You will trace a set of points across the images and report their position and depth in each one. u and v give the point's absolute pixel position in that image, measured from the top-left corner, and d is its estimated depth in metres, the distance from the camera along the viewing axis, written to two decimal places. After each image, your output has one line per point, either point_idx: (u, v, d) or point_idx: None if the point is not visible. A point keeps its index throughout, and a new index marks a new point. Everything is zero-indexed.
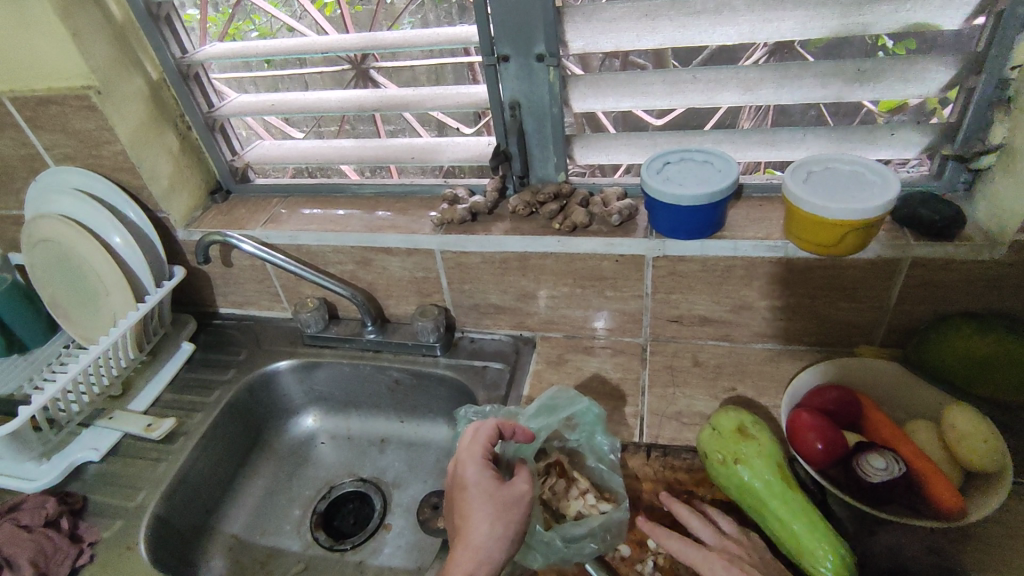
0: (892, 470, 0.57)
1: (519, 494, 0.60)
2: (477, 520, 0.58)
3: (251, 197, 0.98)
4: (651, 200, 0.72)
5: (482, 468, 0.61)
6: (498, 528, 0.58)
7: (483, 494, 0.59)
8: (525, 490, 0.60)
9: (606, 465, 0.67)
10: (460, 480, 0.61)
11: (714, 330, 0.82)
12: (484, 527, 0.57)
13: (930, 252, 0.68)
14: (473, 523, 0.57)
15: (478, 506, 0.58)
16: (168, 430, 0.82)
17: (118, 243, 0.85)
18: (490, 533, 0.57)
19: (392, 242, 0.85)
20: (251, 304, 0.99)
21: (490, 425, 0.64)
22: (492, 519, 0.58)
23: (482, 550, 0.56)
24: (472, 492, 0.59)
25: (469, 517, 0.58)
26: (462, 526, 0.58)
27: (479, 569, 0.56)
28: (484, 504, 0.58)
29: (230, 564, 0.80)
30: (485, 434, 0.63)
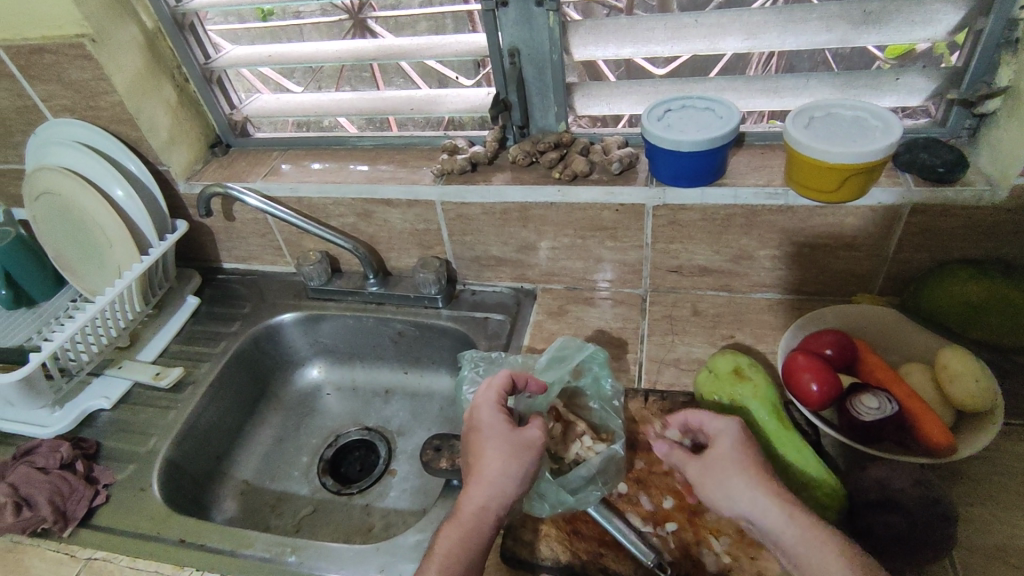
0: (883, 409, 0.58)
1: (532, 438, 0.60)
2: (490, 458, 0.58)
3: (251, 151, 0.98)
4: (652, 146, 0.72)
5: (497, 412, 0.62)
6: (509, 467, 0.58)
7: (495, 435, 0.60)
8: (538, 435, 0.60)
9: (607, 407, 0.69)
10: (475, 423, 0.62)
11: (713, 280, 0.82)
12: (496, 464, 0.58)
13: (931, 198, 0.68)
14: (485, 461, 0.58)
15: (490, 445, 0.59)
16: (177, 378, 0.84)
17: (120, 196, 0.86)
18: (502, 470, 0.58)
19: (392, 194, 0.85)
20: (255, 259, 1.00)
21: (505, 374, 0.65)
22: (504, 458, 0.58)
23: (493, 486, 0.57)
24: (485, 433, 0.60)
25: (482, 455, 0.59)
26: (475, 464, 0.59)
27: (491, 505, 0.57)
28: (496, 443, 0.59)
29: (241, 507, 0.83)
30: (500, 380, 0.64)
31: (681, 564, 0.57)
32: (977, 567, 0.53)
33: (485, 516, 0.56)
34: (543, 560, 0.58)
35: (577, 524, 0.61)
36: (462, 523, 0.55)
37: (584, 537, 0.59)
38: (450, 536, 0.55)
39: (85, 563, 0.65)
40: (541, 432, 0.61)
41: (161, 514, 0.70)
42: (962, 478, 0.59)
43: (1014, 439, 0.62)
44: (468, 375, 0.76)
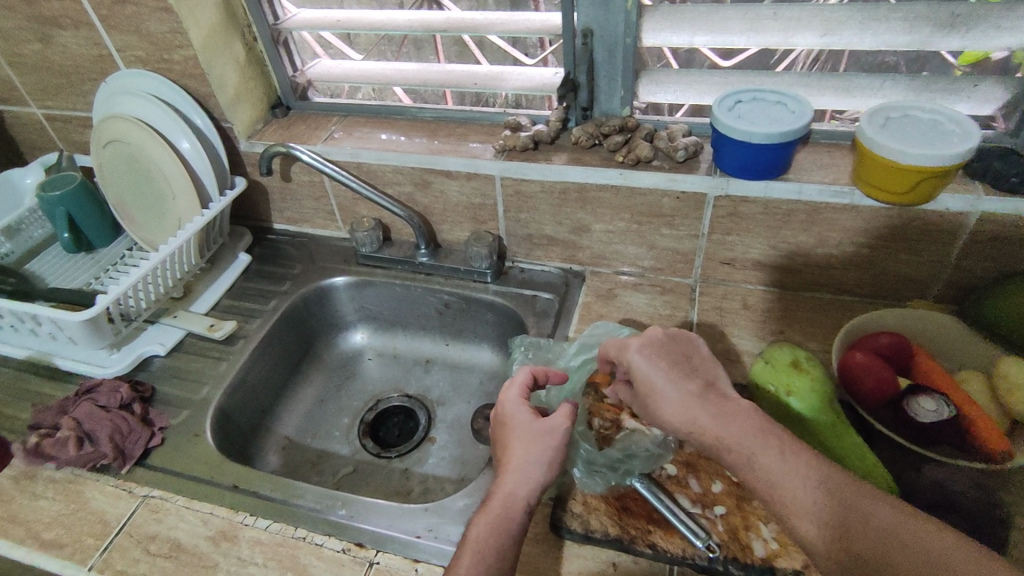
0: (941, 412, 0.59)
1: (555, 422, 0.61)
2: (518, 448, 0.60)
3: (311, 114, 0.99)
4: (720, 136, 0.72)
5: (520, 406, 0.63)
6: (533, 452, 0.59)
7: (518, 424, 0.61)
8: (562, 419, 0.61)
9: None
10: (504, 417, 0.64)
11: (765, 275, 0.83)
12: (524, 453, 0.59)
13: (1002, 208, 0.67)
14: (514, 451, 0.60)
15: (516, 436, 0.61)
16: (230, 331, 0.86)
17: (186, 148, 0.88)
18: (530, 458, 0.59)
19: (453, 165, 0.85)
20: (306, 222, 1.02)
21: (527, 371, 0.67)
22: (530, 446, 0.60)
23: (522, 473, 0.58)
24: (512, 425, 0.62)
25: (511, 447, 0.60)
26: (506, 456, 0.60)
27: (524, 491, 0.57)
28: (522, 433, 0.61)
29: (284, 461, 0.85)
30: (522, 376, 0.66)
31: (729, 546, 0.58)
32: None
33: (515, 501, 0.57)
34: (593, 533, 0.59)
35: (626, 501, 0.62)
36: (491, 509, 0.56)
37: (633, 514, 0.61)
38: (481, 521, 0.56)
39: (142, 500, 0.68)
40: (565, 416, 0.61)
41: (214, 460, 0.72)
42: None
43: None
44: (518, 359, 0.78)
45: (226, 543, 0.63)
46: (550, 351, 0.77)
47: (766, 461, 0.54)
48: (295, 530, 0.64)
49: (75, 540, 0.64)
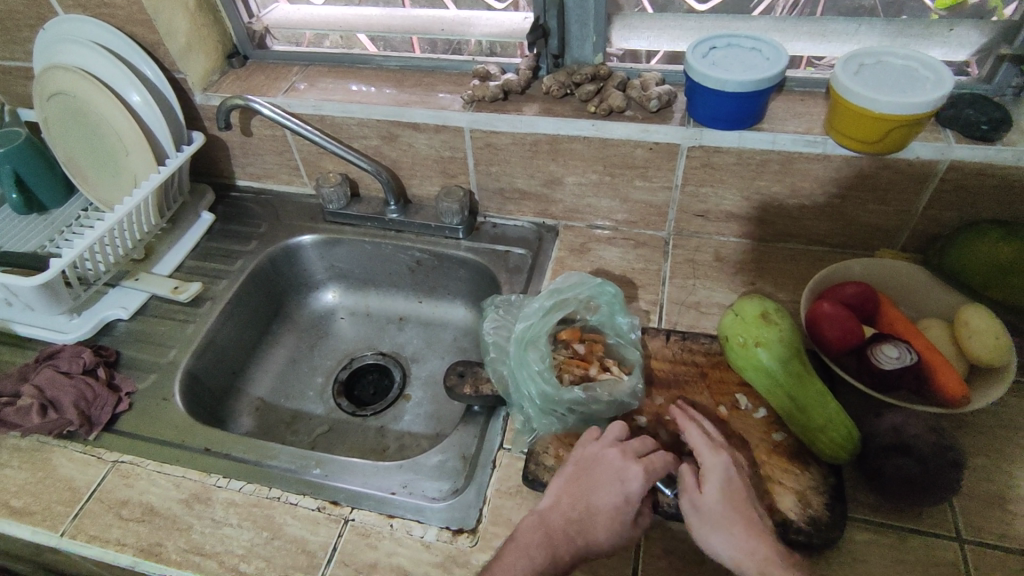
0: (903, 359, 0.60)
1: (655, 463, 0.56)
2: (593, 486, 0.56)
3: (269, 63, 0.94)
4: (693, 84, 0.70)
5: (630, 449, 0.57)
6: (613, 498, 0.55)
7: (649, 465, 0.56)
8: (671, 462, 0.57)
9: (626, 341, 0.71)
10: (586, 446, 0.60)
11: (738, 227, 0.83)
12: (606, 498, 0.55)
13: (971, 156, 0.67)
14: (592, 491, 0.56)
15: (602, 477, 0.56)
16: (196, 293, 0.84)
17: (137, 102, 0.83)
18: (608, 502, 0.55)
19: (420, 117, 0.82)
20: (270, 177, 0.98)
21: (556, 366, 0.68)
22: (613, 491, 0.55)
23: (603, 521, 0.54)
24: (596, 464, 0.58)
25: (592, 487, 0.56)
26: (586, 497, 0.56)
27: (598, 535, 0.54)
28: (616, 471, 0.56)
29: (257, 422, 0.85)
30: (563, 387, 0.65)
31: None
32: (974, 510, 0.57)
33: (585, 542, 0.54)
34: None
35: None
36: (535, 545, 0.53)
37: None
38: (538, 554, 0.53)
39: (112, 465, 0.67)
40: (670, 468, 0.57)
41: (185, 424, 0.71)
42: (967, 428, 0.62)
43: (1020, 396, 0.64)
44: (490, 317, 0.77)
45: (199, 506, 0.63)
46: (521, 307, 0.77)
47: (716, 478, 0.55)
48: (270, 490, 0.64)
49: (45, 507, 0.64)
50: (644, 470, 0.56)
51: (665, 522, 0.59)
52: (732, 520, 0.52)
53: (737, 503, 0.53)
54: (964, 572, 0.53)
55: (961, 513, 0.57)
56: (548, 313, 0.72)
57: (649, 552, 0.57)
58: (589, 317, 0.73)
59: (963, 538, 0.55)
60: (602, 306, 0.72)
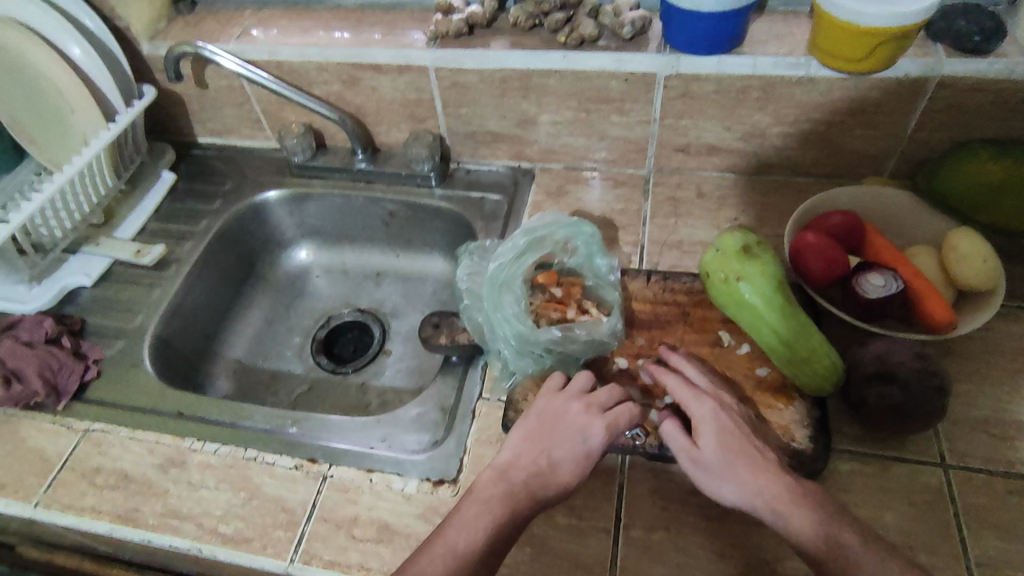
0: (889, 287, 0.58)
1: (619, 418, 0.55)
2: (547, 445, 0.55)
3: (220, 7, 0.88)
4: (669, 8, 0.66)
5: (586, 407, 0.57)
6: (570, 461, 0.54)
7: (612, 421, 0.55)
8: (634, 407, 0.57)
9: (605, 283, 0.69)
10: (555, 396, 0.59)
11: (720, 161, 0.79)
12: (562, 459, 0.54)
13: (962, 71, 0.64)
14: (550, 448, 0.55)
15: (557, 438, 0.55)
16: (159, 256, 0.81)
17: (78, 55, 0.78)
18: (561, 462, 0.54)
19: (382, 58, 0.78)
20: (231, 132, 0.93)
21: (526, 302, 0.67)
22: (563, 450, 0.55)
23: (550, 478, 0.53)
24: (561, 419, 0.56)
25: (552, 440, 0.55)
26: (539, 454, 0.55)
27: (546, 492, 0.53)
28: (580, 424, 0.55)
29: (236, 385, 0.83)
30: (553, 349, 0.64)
31: None
32: (960, 436, 0.56)
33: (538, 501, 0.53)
34: None
35: None
36: (491, 507, 0.51)
37: None
38: (495, 513, 0.51)
39: (83, 434, 0.66)
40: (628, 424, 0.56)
41: (156, 389, 0.69)
42: (953, 354, 0.61)
43: (1008, 319, 0.63)
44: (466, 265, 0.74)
45: (174, 470, 0.62)
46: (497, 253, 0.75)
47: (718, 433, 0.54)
48: (246, 450, 0.63)
49: (17, 479, 0.62)
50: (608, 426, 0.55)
51: (647, 462, 0.58)
52: (734, 463, 0.52)
53: (733, 452, 0.52)
54: (948, 497, 0.53)
55: (946, 440, 0.56)
56: (522, 255, 0.70)
57: (632, 493, 0.56)
58: (567, 259, 0.72)
59: (948, 464, 0.54)
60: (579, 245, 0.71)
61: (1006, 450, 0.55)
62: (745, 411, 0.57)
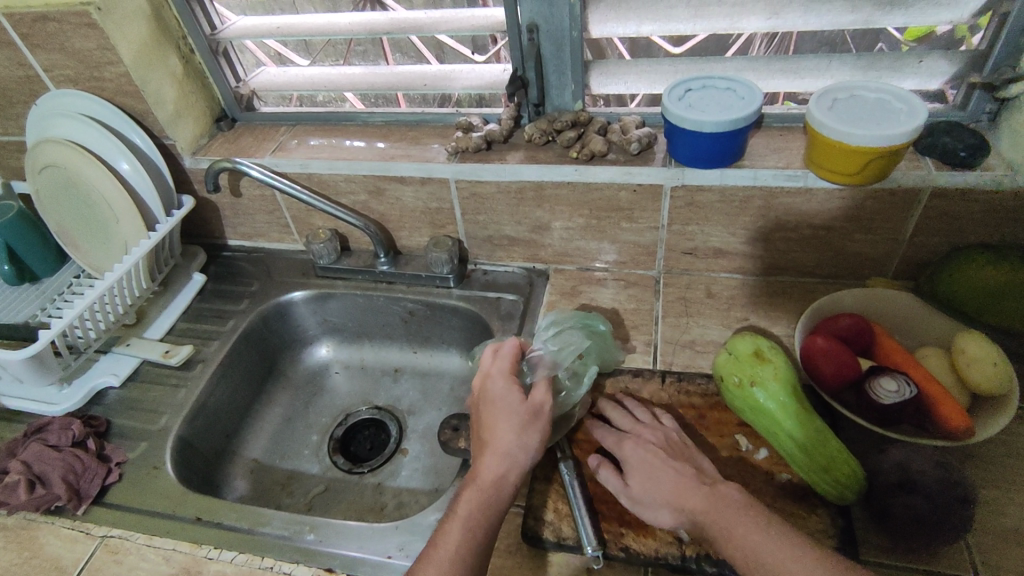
0: (903, 392, 0.59)
1: (529, 438, 0.60)
2: (492, 427, 0.60)
3: (258, 125, 0.96)
4: (671, 126, 0.71)
5: (505, 422, 0.60)
6: (512, 455, 0.59)
7: (524, 439, 0.59)
8: (547, 400, 0.62)
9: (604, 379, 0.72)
10: (487, 402, 0.63)
11: (727, 262, 0.82)
12: (512, 437, 0.59)
13: (952, 182, 0.68)
14: (495, 429, 0.60)
15: (502, 418, 0.60)
16: (186, 356, 0.83)
17: (127, 169, 0.84)
18: (511, 440, 0.59)
19: (406, 171, 0.83)
20: (261, 236, 0.99)
21: (489, 348, 0.68)
22: (511, 426, 0.60)
23: (508, 456, 0.58)
24: (487, 444, 0.60)
25: (491, 431, 0.60)
26: (491, 439, 0.60)
27: (507, 471, 0.58)
28: (500, 448, 0.59)
29: (252, 485, 0.83)
30: (506, 351, 0.66)
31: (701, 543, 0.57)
32: (991, 547, 0.55)
33: (503, 488, 0.57)
34: (564, 540, 0.59)
35: (596, 504, 0.61)
36: (463, 503, 0.56)
37: (605, 517, 0.60)
38: (465, 502, 0.56)
39: (101, 540, 0.65)
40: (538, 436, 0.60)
41: (176, 493, 0.69)
42: (974, 459, 0.61)
43: None
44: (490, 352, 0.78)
45: None
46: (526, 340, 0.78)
47: (648, 477, 0.58)
48: (262, 559, 0.63)
49: None
50: (522, 445, 0.59)
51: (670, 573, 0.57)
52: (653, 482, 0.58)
53: (658, 484, 0.57)
54: None
55: (977, 552, 0.54)
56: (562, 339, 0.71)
57: None
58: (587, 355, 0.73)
59: None
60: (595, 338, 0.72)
61: None
62: (664, 435, 0.62)
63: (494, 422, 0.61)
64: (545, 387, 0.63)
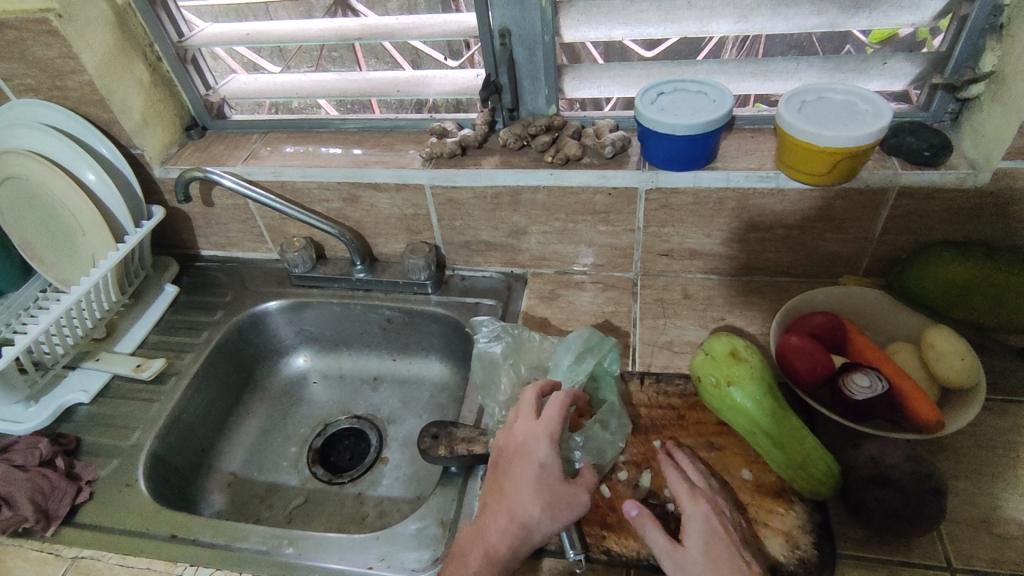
0: (875, 388, 0.60)
1: (558, 517, 0.56)
2: (520, 493, 0.57)
3: (229, 133, 0.95)
4: (644, 129, 0.71)
5: (533, 494, 0.57)
6: (535, 531, 0.56)
7: (551, 518, 0.56)
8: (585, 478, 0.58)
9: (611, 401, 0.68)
10: (516, 459, 0.59)
11: (703, 263, 0.83)
12: (537, 516, 0.56)
13: (917, 181, 0.69)
14: (520, 494, 0.57)
15: (534, 490, 0.57)
16: (159, 369, 0.81)
17: (93, 180, 0.82)
18: (535, 515, 0.56)
19: (380, 178, 0.83)
20: (235, 246, 0.97)
21: (532, 392, 0.64)
22: (540, 499, 0.56)
23: (526, 531, 0.56)
24: (507, 507, 0.57)
25: (516, 493, 0.57)
26: (514, 506, 0.57)
27: (519, 547, 0.55)
28: (521, 519, 0.56)
29: (230, 499, 0.81)
30: (553, 406, 0.61)
31: None
32: (963, 537, 0.56)
33: (510, 562, 0.55)
34: (546, 545, 0.59)
35: None
36: (468, 562, 0.55)
37: (587, 520, 0.60)
38: (469, 565, 0.55)
39: (71, 562, 0.64)
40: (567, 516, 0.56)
41: (149, 510, 0.68)
42: (946, 452, 0.62)
43: (994, 414, 0.65)
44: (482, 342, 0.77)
45: None
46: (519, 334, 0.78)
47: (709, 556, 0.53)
48: None
49: None
50: (546, 523, 0.56)
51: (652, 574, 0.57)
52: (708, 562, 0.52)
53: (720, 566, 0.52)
54: None
55: (949, 542, 0.55)
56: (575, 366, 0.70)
57: None
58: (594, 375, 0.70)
59: (954, 566, 0.54)
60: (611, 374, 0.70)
61: (1011, 551, 0.55)
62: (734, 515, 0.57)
63: (520, 487, 0.57)
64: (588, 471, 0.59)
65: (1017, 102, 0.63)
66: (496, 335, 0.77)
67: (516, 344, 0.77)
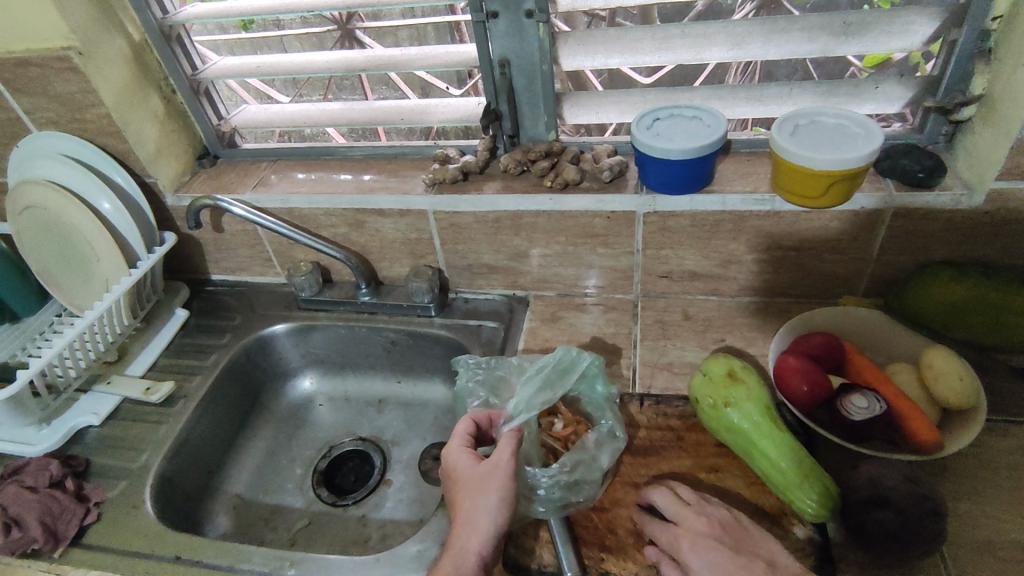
0: (872, 409, 0.60)
1: (497, 505, 0.58)
2: (459, 505, 0.60)
3: (239, 161, 0.98)
4: (641, 155, 0.73)
5: (468, 496, 0.59)
6: (482, 529, 0.57)
7: (490, 511, 0.58)
8: (507, 457, 0.60)
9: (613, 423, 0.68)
10: (449, 481, 0.62)
11: (703, 285, 0.84)
12: (470, 506, 0.59)
13: (913, 203, 0.70)
14: (460, 503, 0.59)
15: (462, 487, 0.60)
16: (168, 393, 0.83)
17: (108, 209, 0.85)
18: (474, 510, 0.58)
19: (385, 204, 0.85)
20: (244, 270, 1.00)
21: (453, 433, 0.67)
22: (474, 497, 0.59)
23: (470, 526, 0.58)
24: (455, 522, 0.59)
25: (457, 503, 0.60)
26: (455, 513, 0.60)
27: (473, 544, 0.57)
28: (467, 522, 0.58)
29: (235, 522, 0.82)
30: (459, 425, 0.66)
31: None
32: (966, 559, 0.55)
33: (463, 562, 0.56)
34: (544, 567, 0.59)
35: (577, 530, 0.62)
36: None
37: (585, 542, 0.61)
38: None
39: None
40: (501, 499, 0.58)
41: (155, 531, 0.69)
42: (949, 474, 0.61)
43: (996, 435, 0.64)
44: (466, 385, 0.77)
45: None
46: (500, 367, 0.77)
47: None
48: None
49: None
50: (489, 515, 0.58)
51: None
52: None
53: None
54: None
55: (950, 564, 0.55)
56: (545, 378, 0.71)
57: None
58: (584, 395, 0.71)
59: None
60: (599, 391, 0.71)
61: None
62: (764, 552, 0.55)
63: (459, 495, 0.60)
64: (504, 444, 0.61)
65: (1006, 125, 0.64)
66: (481, 369, 0.77)
67: (498, 381, 0.76)
